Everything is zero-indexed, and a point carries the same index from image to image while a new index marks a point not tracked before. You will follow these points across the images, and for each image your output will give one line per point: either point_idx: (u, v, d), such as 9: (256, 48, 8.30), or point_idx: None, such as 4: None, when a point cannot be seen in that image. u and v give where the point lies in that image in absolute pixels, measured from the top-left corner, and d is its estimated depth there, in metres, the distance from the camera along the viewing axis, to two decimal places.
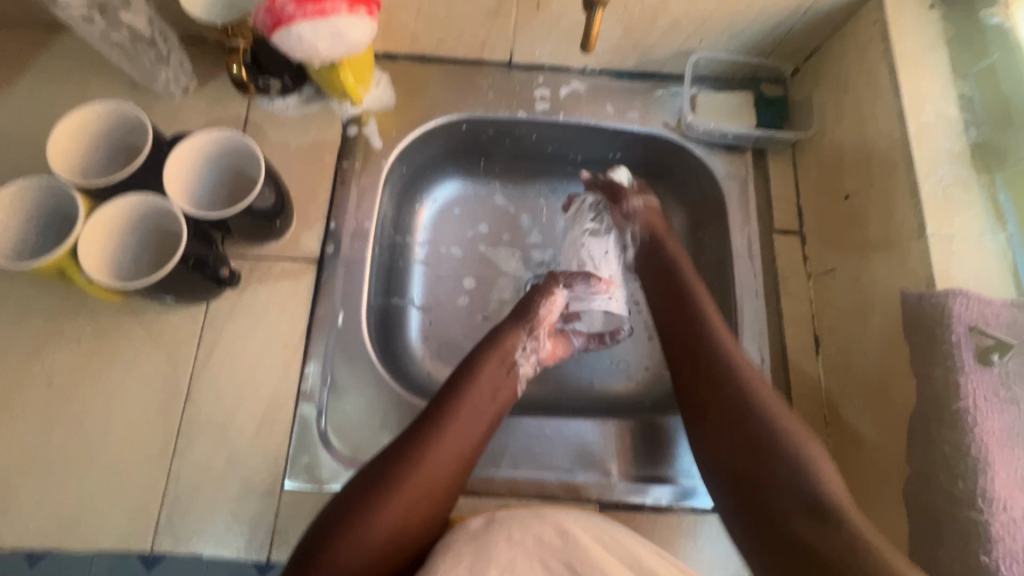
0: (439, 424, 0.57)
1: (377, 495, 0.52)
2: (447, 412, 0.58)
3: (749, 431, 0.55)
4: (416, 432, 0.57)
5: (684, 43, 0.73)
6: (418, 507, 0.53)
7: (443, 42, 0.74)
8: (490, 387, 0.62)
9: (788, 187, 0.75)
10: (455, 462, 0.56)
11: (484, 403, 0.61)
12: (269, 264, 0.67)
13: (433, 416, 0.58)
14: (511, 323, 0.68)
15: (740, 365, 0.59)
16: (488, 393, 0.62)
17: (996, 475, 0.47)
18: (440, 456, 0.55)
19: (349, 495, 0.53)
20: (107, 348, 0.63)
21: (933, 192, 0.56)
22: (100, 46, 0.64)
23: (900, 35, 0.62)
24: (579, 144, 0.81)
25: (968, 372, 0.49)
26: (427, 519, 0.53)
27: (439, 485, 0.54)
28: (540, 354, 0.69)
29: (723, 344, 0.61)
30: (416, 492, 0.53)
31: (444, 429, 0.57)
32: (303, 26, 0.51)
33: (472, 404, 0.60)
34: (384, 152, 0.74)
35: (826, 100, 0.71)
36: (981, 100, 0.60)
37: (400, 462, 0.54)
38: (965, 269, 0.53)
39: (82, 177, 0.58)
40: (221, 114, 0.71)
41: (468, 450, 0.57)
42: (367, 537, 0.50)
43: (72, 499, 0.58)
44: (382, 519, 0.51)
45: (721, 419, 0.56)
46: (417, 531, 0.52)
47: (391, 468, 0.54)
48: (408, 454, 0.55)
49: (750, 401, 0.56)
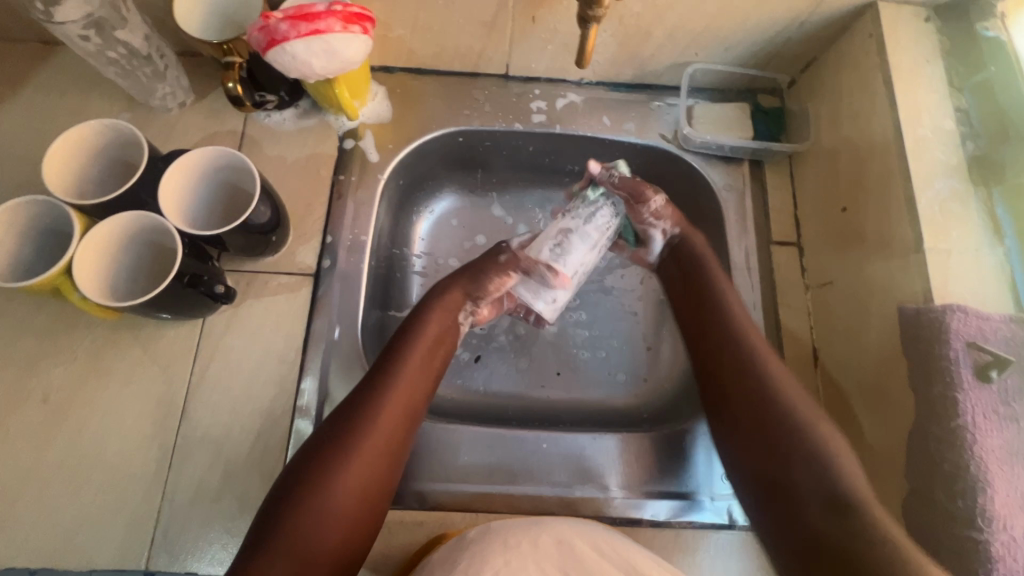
0: (382, 385, 0.57)
1: (325, 467, 0.52)
2: (390, 371, 0.59)
3: (774, 415, 0.57)
4: (359, 393, 0.57)
5: (679, 55, 0.73)
6: (369, 471, 0.53)
7: (439, 55, 0.75)
8: (432, 346, 0.63)
9: (785, 198, 0.75)
10: (403, 421, 0.57)
11: (427, 361, 0.62)
12: (265, 278, 0.67)
13: (375, 376, 0.58)
14: (453, 291, 0.68)
15: (770, 363, 0.60)
16: (432, 350, 0.63)
17: (996, 493, 0.46)
18: (388, 417, 0.56)
19: (297, 467, 0.52)
20: (103, 364, 0.63)
21: (930, 207, 0.56)
22: (96, 62, 0.64)
23: (895, 48, 0.62)
24: (576, 155, 0.81)
25: (967, 389, 0.49)
26: (381, 480, 0.54)
27: (388, 444, 0.55)
28: (478, 318, 0.70)
29: (755, 342, 0.62)
30: (365, 458, 0.53)
31: (388, 390, 0.57)
32: (296, 45, 0.52)
33: (415, 362, 0.61)
34: (381, 165, 0.74)
35: (823, 112, 0.71)
36: (977, 112, 0.60)
37: (347, 428, 0.54)
38: (963, 284, 0.53)
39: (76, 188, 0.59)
40: (217, 128, 0.72)
41: (413, 407, 0.58)
42: (324, 505, 0.50)
43: (67, 516, 0.58)
44: (338, 486, 0.51)
45: (748, 410, 0.58)
46: (375, 492, 0.54)
47: (338, 434, 0.54)
48: (354, 417, 0.55)
49: (776, 392, 0.58)
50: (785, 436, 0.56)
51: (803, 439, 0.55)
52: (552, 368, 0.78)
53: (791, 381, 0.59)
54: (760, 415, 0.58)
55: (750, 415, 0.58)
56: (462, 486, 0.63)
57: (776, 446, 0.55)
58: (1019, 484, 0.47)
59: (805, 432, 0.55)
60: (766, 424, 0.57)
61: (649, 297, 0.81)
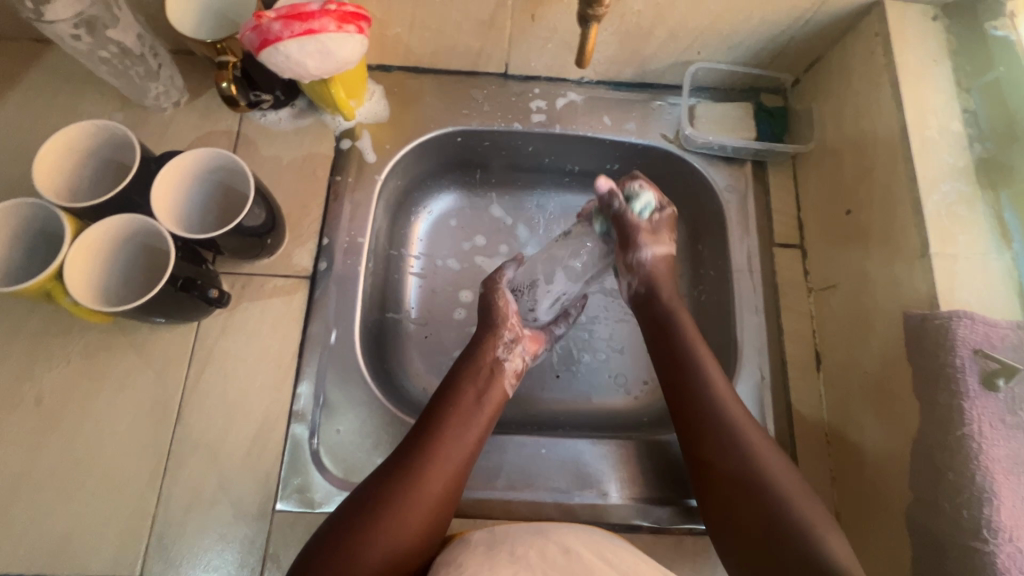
0: (431, 439, 0.56)
1: (369, 517, 0.51)
2: (439, 425, 0.58)
3: (738, 470, 0.54)
4: (408, 446, 0.56)
5: (682, 54, 0.72)
6: (412, 525, 0.51)
7: (437, 54, 0.73)
8: (481, 401, 0.61)
9: (788, 199, 0.74)
10: (448, 477, 0.55)
11: (473, 415, 0.60)
12: (261, 280, 0.66)
13: (424, 430, 0.57)
14: (488, 335, 0.67)
15: (726, 407, 0.58)
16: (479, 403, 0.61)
17: (1003, 504, 0.45)
18: (433, 474, 0.54)
19: (342, 517, 0.52)
20: (97, 368, 0.62)
21: (937, 210, 0.55)
22: (88, 62, 0.64)
23: (902, 48, 0.60)
24: (576, 155, 0.80)
25: (974, 397, 0.48)
26: (422, 538, 0.52)
27: (433, 501, 0.53)
28: (524, 346, 0.68)
29: (715, 386, 0.59)
30: (408, 512, 0.52)
31: (435, 444, 0.56)
32: (290, 45, 0.51)
33: (462, 416, 0.59)
34: (378, 166, 0.73)
35: (827, 112, 0.70)
36: (986, 114, 0.58)
37: (393, 482, 0.53)
38: (970, 290, 0.52)
39: (67, 187, 0.58)
40: (212, 128, 0.71)
41: (460, 465, 0.56)
42: (362, 559, 0.49)
43: (62, 522, 0.57)
44: (376, 543, 0.50)
45: (724, 470, 0.55)
46: (412, 552, 0.51)
47: (383, 487, 0.53)
48: (400, 472, 0.54)
49: (738, 442, 0.55)
50: (758, 486, 0.53)
51: (768, 489, 0.53)
52: (552, 371, 0.77)
53: (753, 428, 0.57)
54: (732, 467, 0.54)
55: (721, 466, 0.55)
56: (460, 491, 0.62)
57: (740, 499, 0.53)
58: None
59: (775, 485, 0.53)
60: (734, 475, 0.54)
61: None
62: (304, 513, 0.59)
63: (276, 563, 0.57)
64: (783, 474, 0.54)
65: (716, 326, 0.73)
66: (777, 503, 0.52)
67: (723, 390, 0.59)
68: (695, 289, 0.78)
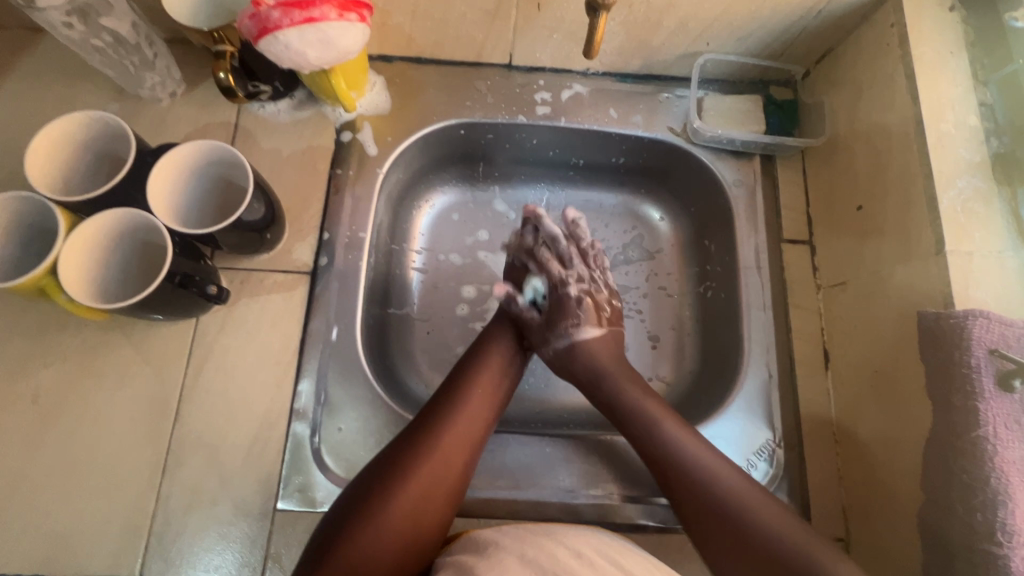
0: (450, 410, 0.56)
1: (390, 484, 0.51)
2: (458, 396, 0.58)
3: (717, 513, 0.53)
4: (427, 417, 0.56)
5: (690, 45, 0.70)
6: (431, 497, 0.52)
7: (440, 44, 0.72)
8: (500, 373, 0.62)
9: (797, 195, 0.73)
10: (467, 448, 0.55)
11: (492, 388, 0.60)
12: (260, 276, 0.65)
13: (442, 403, 0.57)
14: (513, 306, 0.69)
15: (690, 447, 0.56)
16: (498, 377, 0.61)
17: (1018, 507, 0.45)
18: (453, 443, 0.54)
19: (362, 486, 0.51)
20: (94, 365, 0.61)
21: (953, 206, 0.54)
22: (81, 50, 0.62)
23: (918, 39, 0.59)
24: (581, 148, 0.78)
25: (988, 398, 0.47)
26: (441, 507, 0.52)
27: (453, 471, 0.53)
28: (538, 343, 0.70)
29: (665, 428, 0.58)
30: (427, 481, 0.52)
31: (455, 414, 0.56)
32: (290, 34, 0.49)
33: (481, 389, 0.59)
34: (379, 159, 0.71)
35: (839, 105, 0.69)
36: (1003, 107, 0.57)
37: (414, 450, 0.53)
38: (986, 289, 0.51)
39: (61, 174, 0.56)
40: (210, 119, 0.69)
41: (477, 435, 0.56)
42: (384, 526, 0.49)
43: (59, 521, 0.56)
44: (397, 509, 0.50)
45: (710, 512, 0.53)
46: (432, 520, 0.51)
47: (404, 454, 0.53)
48: (421, 440, 0.54)
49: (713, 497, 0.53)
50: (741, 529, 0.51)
51: (759, 531, 0.51)
52: None
53: (729, 471, 0.55)
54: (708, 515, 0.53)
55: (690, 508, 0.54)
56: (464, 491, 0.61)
57: (727, 535, 0.52)
58: None
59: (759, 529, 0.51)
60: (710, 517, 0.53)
61: (655, 296, 0.79)
62: (306, 512, 0.58)
63: (277, 563, 0.57)
64: (764, 511, 0.52)
65: (723, 324, 0.72)
66: (772, 540, 0.50)
67: (685, 438, 0.57)
68: (701, 286, 0.77)
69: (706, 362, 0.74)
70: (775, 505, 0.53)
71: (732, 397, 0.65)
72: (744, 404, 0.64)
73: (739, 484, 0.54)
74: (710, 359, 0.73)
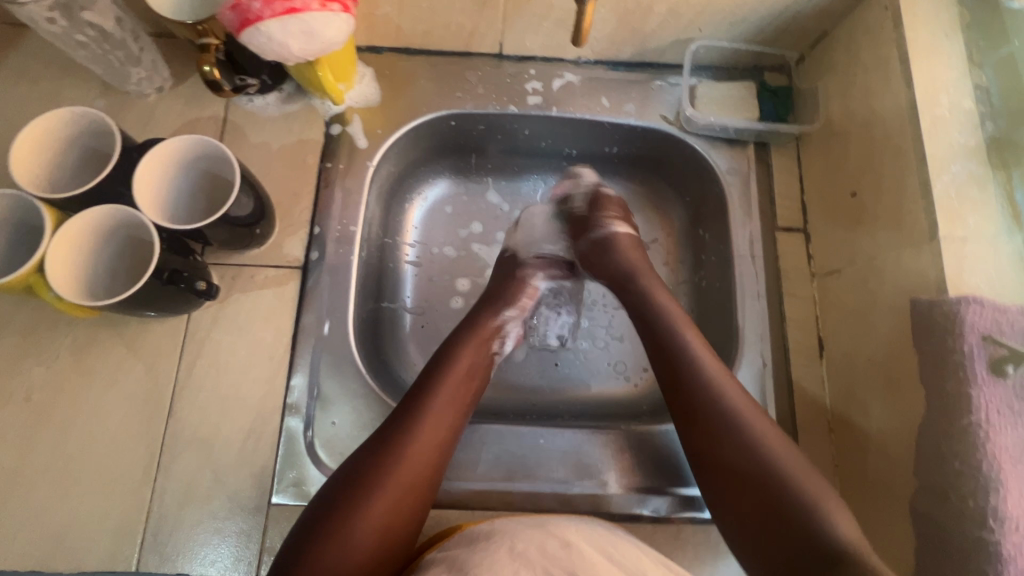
0: (420, 411, 0.55)
1: (362, 487, 0.50)
2: (421, 404, 0.56)
3: (734, 442, 0.52)
4: (388, 427, 0.54)
5: (682, 31, 0.69)
6: (403, 498, 0.51)
7: (429, 34, 0.71)
8: (469, 372, 0.61)
9: (791, 182, 0.72)
10: (432, 456, 0.54)
11: (464, 386, 0.59)
12: (252, 271, 0.65)
13: (405, 410, 0.55)
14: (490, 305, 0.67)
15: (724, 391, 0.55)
16: (464, 380, 0.60)
17: (1009, 494, 0.45)
18: (417, 453, 0.53)
19: (325, 502, 0.50)
20: (86, 362, 0.61)
21: (947, 191, 0.53)
22: (64, 45, 0.61)
23: (913, 22, 0.58)
24: (574, 138, 0.77)
25: (981, 384, 0.46)
26: (409, 519, 0.51)
27: (417, 480, 0.52)
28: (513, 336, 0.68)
29: (707, 373, 0.56)
30: (399, 483, 0.51)
31: (420, 424, 0.54)
32: (271, 25, 0.48)
33: (447, 395, 0.57)
34: (370, 151, 0.71)
35: (834, 90, 0.68)
36: (999, 90, 0.56)
37: (376, 463, 0.52)
38: (980, 275, 0.50)
39: (47, 168, 0.56)
40: (198, 114, 0.68)
41: (447, 434, 0.56)
42: (351, 545, 0.48)
43: (55, 518, 0.57)
44: (363, 527, 0.48)
45: (718, 458, 0.52)
46: (405, 521, 0.51)
47: (366, 469, 0.51)
48: (382, 452, 0.52)
49: (738, 425, 0.53)
50: (761, 469, 0.50)
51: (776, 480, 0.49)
52: (551, 359, 0.76)
53: (746, 403, 0.54)
54: (721, 444, 0.53)
55: (712, 432, 0.53)
56: (458, 483, 0.61)
57: (737, 470, 0.51)
58: None
59: (764, 456, 0.51)
60: (723, 456, 0.52)
61: None
62: (300, 506, 0.58)
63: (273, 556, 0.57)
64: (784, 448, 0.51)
65: (717, 313, 0.72)
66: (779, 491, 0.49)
67: (722, 379, 0.56)
68: (696, 275, 0.77)
69: None
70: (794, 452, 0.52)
71: None
72: None
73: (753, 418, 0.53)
74: None
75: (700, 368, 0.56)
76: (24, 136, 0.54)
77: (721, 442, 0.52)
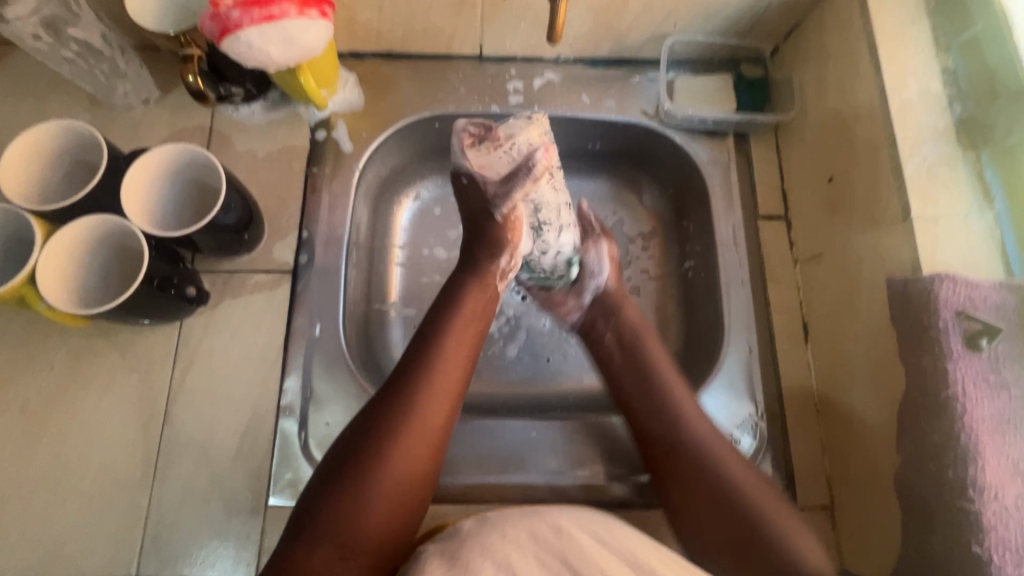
0: (424, 367, 0.55)
1: (376, 446, 0.50)
2: (428, 352, 0.56)
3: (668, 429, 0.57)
4: (397, 384, 0.54)
5: (657, 27, 0.71)
6: (418, 456, 0.51)
7: (409, 38, 0.72)
8: (472, 322, 0.60)
9: (771, 171, 0.74)
10: (447, 403, 0.54)
11: (470, 336, 0.59)
12: (242, 277, 0.66)
13: (414, 363, 0.55)
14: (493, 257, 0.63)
15: (693, 425, 0.57)
16: (469, 323, 0.60)
17: (987, 462, 0.45)
18: (434, 398, 0.53)
19: (338, 454, 0.50)
20: (80, 372, 0.62)
21: (918, 172, 0.54)
22: (50, 61, 0.63)
23: (879, 9, 0.59)
24: (558, 136, 0.78)
25: (957, 358, 0.47)
26: (429, 469, 0.52)
27: (431, 435, 0.52)
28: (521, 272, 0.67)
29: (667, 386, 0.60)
30: (413, 439, 0.51)
31: (428, 375, 0.54)
32: (250, 33, 0.50)
33: (458, 340, 0.58)
34: (355, 155, 0.72)
35: (809, 80, 0.69)
36: (966, 72, 0.57)
37: (393, 411, 0.52)
38: (951, 252, 0.51)
39: (49, 157, 0.57)
40: (183, 125, 0.69)
41: (456, 388, 0.55)
42: (371, 492, 0.48)
43: (54, 525, 0.57)
44: (385, 473, 0.49)
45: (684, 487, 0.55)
46: (421, 481, 0.51)
47: (379, 423, 0.51)
48: (394, 404, 0.52)
49: (670, 411, 0.58)
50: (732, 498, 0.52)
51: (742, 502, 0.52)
52: (543, 354, 0.76)
53: (696, 411, 0.58)
54: (664, 437, 0.57)
55: (659, 433, 0.58)
56: (452, 478, 0.62)
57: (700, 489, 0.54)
58: (1012, 452, 0.46)
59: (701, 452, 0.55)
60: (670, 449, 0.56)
61: (638, 279, 0.79)
62: None
63: (271, 556, 0.57)
64: (715, 442, 0.56)
65: (704, 303, 0.73)
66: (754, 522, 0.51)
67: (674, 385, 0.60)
68: (682, 266, 0.78)
69: (688, 340, 0.74)
70: (766, 487, 0.53)
71: (715, 374, 0.66)
72: (725, 381, 0.65)
73: (716, 442, 0.56)
74: (694, 336, 0.74)
75: (674, 398, 0.59)
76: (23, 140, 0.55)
77: (685, 465, 0.55)
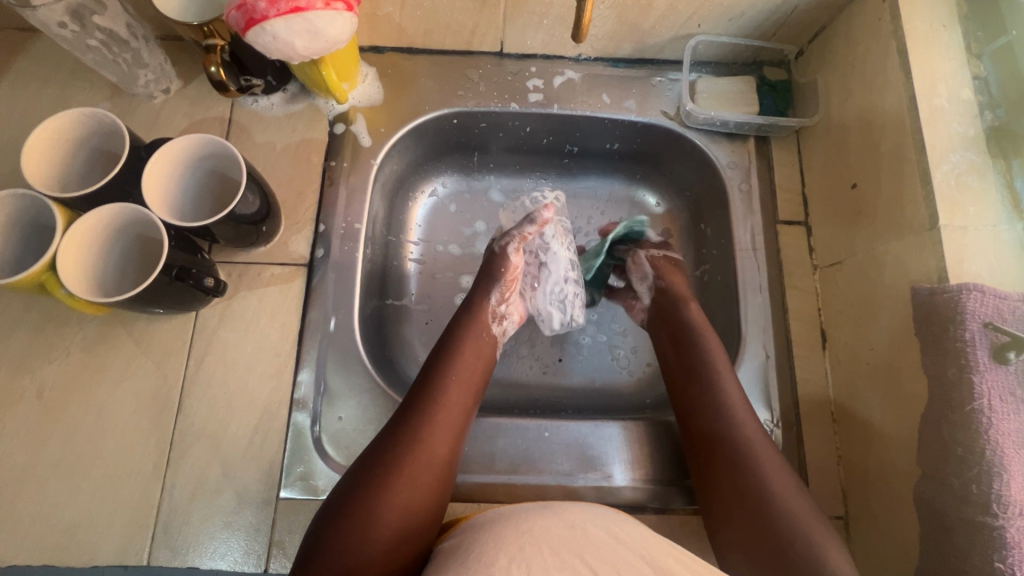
0: (428, 401, 0.55)
1: (379, 480, 0.50)
2: (431, 388, 0.57)
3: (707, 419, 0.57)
4: (401, 419, 0.54)
5: (681, 27, 0.70)
6: (421, 488, 0.51)
7: (430, 33, 0.72)
8: (474, 360, 0.61)
9: (792, 175, 0.73)
10: (452, 436, 0.55)
11: (471, 374, 0.60)
12: (257, 269, 0.66)
13: (417, 398, 0.56)
14: (481, 286, 0.67)
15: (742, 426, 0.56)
16: (471, 361, 0.60)
17: (1013, 479, 0.45)
18: (436, 433, 0.54)
19: (345, 492, 0.50)
20: (95, 359, 0.62)
21: (947, 180, 0.53)
22: (74, 48, 0.62)
23: (910, 13, 0.58)
24: (575, 135, 0.78)
25: (983, 370, 0.47)
26: (433, 498, 0.52)
27: (434, 468, 0.52)
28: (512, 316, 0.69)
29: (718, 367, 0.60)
30: (415, 471, 0.51)
31: (431, 410, 0.55)
32: (276, 24, 0.49)
33: (459, 374, 0.58)
34: (373, 150, 0.71)
35: (834, 84, 0.68)
36: (998, 80, 0.56)
37: (394, 448, 0.52)
38: (979, 263, 0.50)
39: (76, 140, 0.57)
40: (203, 116, 0.69)
41: (460, 423, 0.56)
42: (376, 523, 0.48)
43: (68, 510, 0.58)
44: (389, 508, 0.49)
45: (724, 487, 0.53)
46: (425, 509, 0.51)
47: (383, 456, 0.51)
48: (398, 440, 0.52)
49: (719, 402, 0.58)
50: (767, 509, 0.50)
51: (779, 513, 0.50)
52: (555, 355, 0.76)
53: (746, 412, 0.57)
54: (703, 428, 0.57)
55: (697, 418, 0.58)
56: (461, 476, 0.62)
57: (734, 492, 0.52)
58: None
59: (738, 445, 0.55)
60: (716, 442, 0.56)
61: None
62: (308, 500, 0.59)
63: (281, 549, 0.57)
64: (759, 442, 0.55)
65: (720, 307, 0.73)
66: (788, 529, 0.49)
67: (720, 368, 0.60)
68: (699, 270, 0.77)
69: None
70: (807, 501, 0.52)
71: None
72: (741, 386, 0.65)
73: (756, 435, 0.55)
74: None
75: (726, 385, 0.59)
76: (51, 120, 0.55)
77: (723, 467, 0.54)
